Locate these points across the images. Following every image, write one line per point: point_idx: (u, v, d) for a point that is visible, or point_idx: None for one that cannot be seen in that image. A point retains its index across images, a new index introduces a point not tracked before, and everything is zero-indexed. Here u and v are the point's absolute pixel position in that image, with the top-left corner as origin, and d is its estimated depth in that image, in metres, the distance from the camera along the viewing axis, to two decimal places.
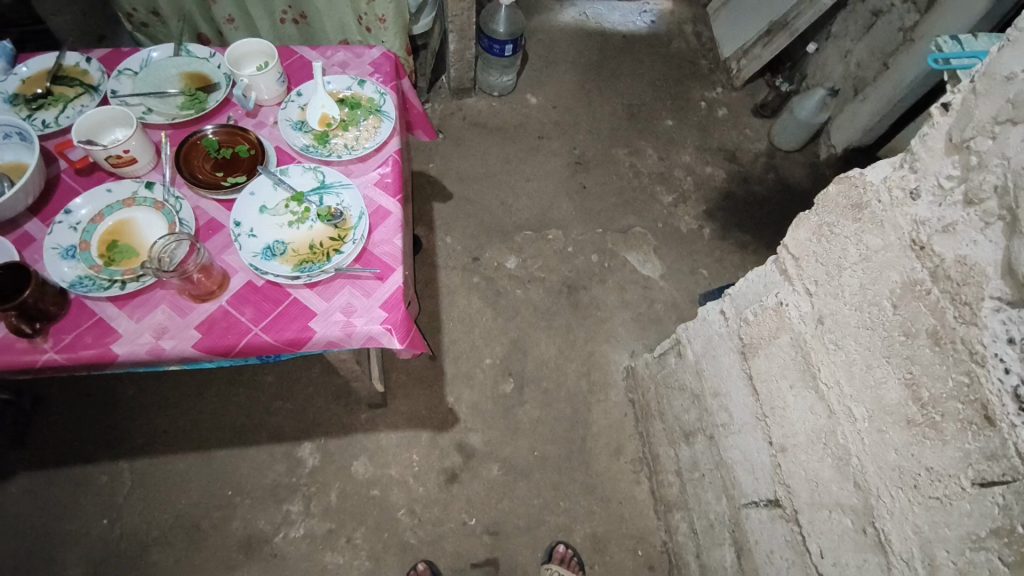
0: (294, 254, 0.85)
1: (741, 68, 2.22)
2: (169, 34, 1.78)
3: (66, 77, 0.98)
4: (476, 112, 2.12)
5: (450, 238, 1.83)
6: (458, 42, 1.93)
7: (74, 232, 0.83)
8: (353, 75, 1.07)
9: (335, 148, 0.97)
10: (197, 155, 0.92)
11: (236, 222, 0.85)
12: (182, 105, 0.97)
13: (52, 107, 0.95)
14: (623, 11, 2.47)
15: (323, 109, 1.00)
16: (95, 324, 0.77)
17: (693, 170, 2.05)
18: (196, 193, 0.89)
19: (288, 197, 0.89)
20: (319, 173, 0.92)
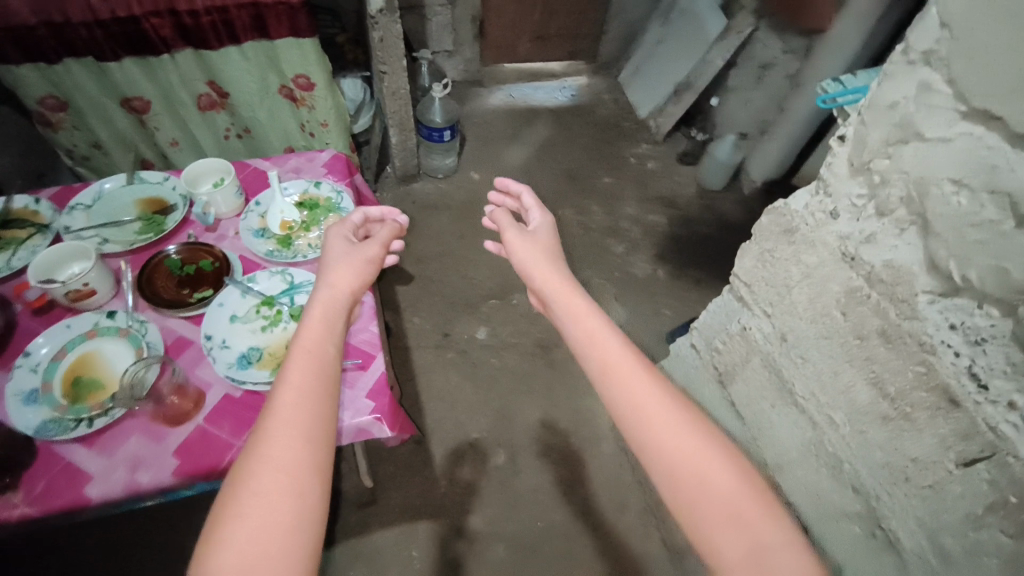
0: (270, 358, 0.84)
1: (660, 124, 2.45)
2: (110, 164, 1.80)
3: (16, 219, 0.98)
4: (425, 196, 2.21)
5: (418, 319, 1.84)
6: (399, 135, 2.03)
7: (35, 374, 0.80)
8: (308, 178, 1.12)
9: (300, 248, 0.99)
10: (159, 277, 0.91)
11: (207, 336, 0.84)
12: (140, 230, 0.98)
13: (4, 251, 0.94)
14: (546, 88, 2.69)
15: (283, 214, 1.03)
16: (66, 468, 0.73)
17: (638, 219, 2.19)
18: (161, 314, 0.88)
19: (257, 302, 0.89)
20: (286, 274, 0.93)
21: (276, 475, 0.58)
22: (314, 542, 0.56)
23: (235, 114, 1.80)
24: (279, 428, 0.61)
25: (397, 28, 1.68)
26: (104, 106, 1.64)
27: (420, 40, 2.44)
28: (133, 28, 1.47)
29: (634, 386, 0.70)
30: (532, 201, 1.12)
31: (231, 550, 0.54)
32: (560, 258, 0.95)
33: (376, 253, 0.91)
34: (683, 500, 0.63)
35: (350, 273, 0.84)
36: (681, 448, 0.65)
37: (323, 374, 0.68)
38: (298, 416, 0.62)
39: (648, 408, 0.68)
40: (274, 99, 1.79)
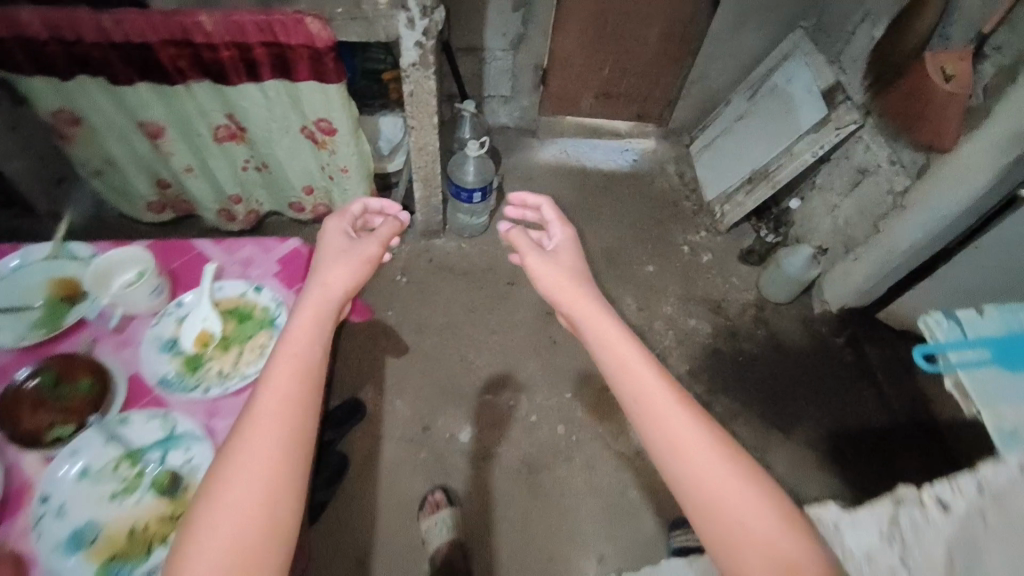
0: (105, 543, 0.70)
1: (725, 213, 2.12)
2: (124, 181, 1.76)
3: None
4: (444, 254, 2.03)
5: (400, 402, 1.67)
6: (424, 190, 1.85)
7: None
8: (253, 277, 0.94)
9: (205, 376, 0.82)
10: (26, 396, 0.77)
11: (42, 499, 0.70)
12: (37, 322, 0.84)
13: None
14: (604, 149, 2.46)
15: (201, 326, 0.86)
16: None
17: (676, 324, 1.91)
18: (13, 450, 0.74)
19: (119, 456, 0.75)
20: (166, 420, 0.77)
21: (261, 468, 0.66)
22: (286, 529, 0.65)
23: (253, 147, 1.70)
24: (263, 427, 0.69)
25: (431, 86, 1.52)
26: (121, 129, 1.59)
27: (475, 82, 2.27)
28: (148, 56, 1.41)
29: (678, 431, 0.69)
30: (552, 211, 1.10)
31: (214, 534, 0.62)
32: (584, 279, 0.96)
33: (371, 248, 0.97)
34: (729, 546, 0.63)
35: (342, 274, 0.91)
36: (728, 495, 0.65)
37: (308, 375, 0.75)
38: (280, 416, 0.70)
39: (697, 451, 0.68)
40: (295, 141, 1.68)
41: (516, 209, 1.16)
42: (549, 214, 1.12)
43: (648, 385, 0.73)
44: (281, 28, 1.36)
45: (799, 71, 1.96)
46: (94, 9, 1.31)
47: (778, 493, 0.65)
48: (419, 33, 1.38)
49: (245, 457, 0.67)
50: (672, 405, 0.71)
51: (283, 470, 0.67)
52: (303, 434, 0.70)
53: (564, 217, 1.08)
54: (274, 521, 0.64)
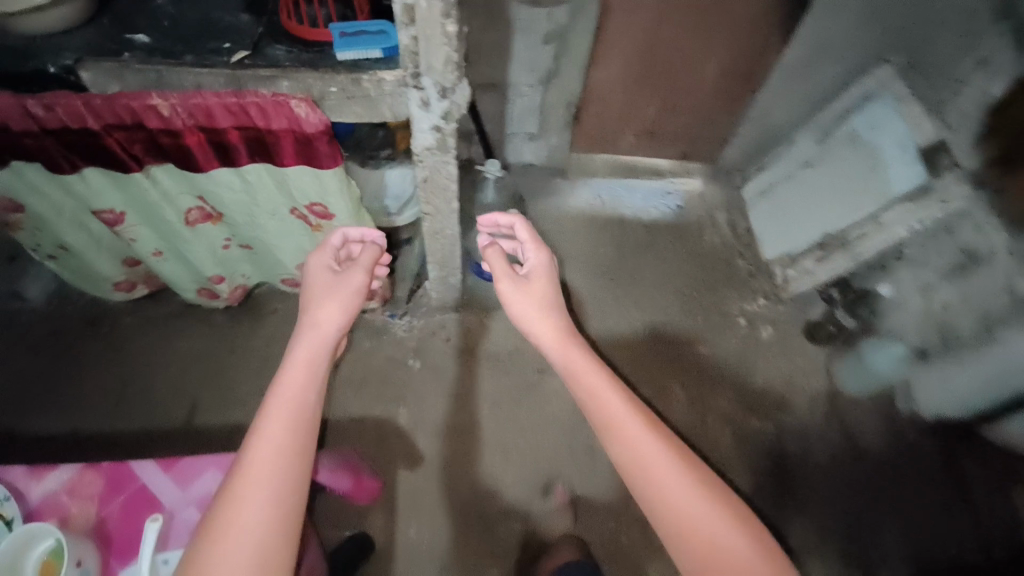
0: None
1: (789, 277, 1.83)
2: (86, 264, 1.49)
3: None
4: (463, 333, 1.77)
5: (415, 531, 1.46)
6: (441, 270, 1.60)
7: None
8: None
9: None
10: None
11: None
12: None
13: None
14: (646, 192, 2.15)
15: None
16: None
17: (736, 423, 1.64)
18: None
19: None
20: None
21: (273, 458, 0.81)
22: (295, 527, 0.78)
23: (232, 226, 1.42)
24: (274, 440, 0.82)
25: (450, 171, 1.24)
26: (77, 215, 1.33)
27: (497, 121, 1.96)
28: (91, 143, 1.12)
29: (614, 414, 0.90)
30: (526, 233, 1.22)
31: (240, 517, 0.75)
32: (557, 304, 1.11)
33: (357, 276, 1.13)
34: (648, 489, 0.83)
35: (335, 313, 1.04)
36: (649, 456, 0.84)
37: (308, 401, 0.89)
38: (285, 429, 0.84)
39: (625, 422, 0.88)
40: (282, 220, 1.41)
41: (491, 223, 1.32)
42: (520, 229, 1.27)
43: (584, 374, 0.96)
44: (258, 110, 1.09)
45: (885, 117, 1.59)
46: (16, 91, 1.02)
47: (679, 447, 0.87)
48: (437, 115, 1.11)
49: (256, 460, 0.80)
50: (618, 398, 0.92)
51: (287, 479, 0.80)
52: (304, 450, 0.84)
53: (539, 240, 1.22)
54: (287, 519, 0.78)
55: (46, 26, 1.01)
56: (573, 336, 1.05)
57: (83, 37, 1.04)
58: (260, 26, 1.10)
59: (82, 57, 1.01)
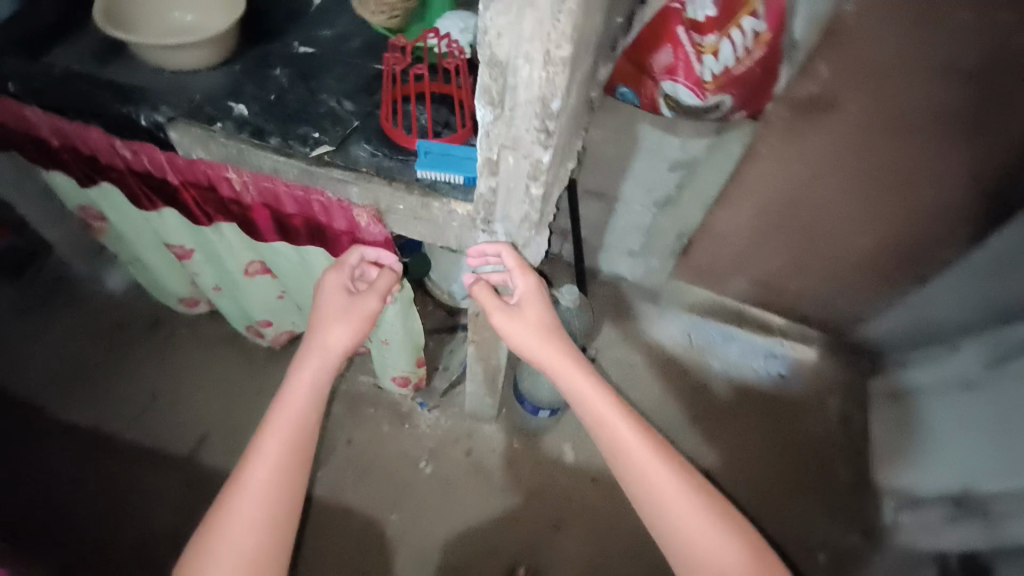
0: None
1: (901, 521, 1.52)
2: (151, 276, 1.51)
3: None
4: (486, 450, 1.61)
5: None
6: (482, 386, 1.46)
7: None
8: None
9: None
10: None
11: None
12: None
13: None
14: (745, 345, 1.84)
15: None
16: None
17: None
18: None
19: None
20: None
21: (280, 466, 0.92)
22: (281, 541, 0.88)
23: (285, 286, 1.36)
24: (269, 458, 0.92)
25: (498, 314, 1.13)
26: (147, 239, 1.33)
27: (597, 228, 1.76)
28: (168, 191, 1.13)
29: (660, 491, 0.86)
30: (513, 263, 0.94)
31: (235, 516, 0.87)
32: (561, 335, 0.99)
33: (371, 297, 1.08)
34: (649, 500, 0.87)
35: (345, 332, 1.06)
36: (646, 463, 0.88)
37: (307, 421, 0.97)
38: (277, 450, 0.93)
39: (625, 433, 0.90)
40: None
41: (477, 258, 0.99)
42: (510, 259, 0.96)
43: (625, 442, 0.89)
44: (322, 209, 1.04)
45: None
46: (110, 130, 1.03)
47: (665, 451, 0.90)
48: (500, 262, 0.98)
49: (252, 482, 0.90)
50: (667, 473, 0.87)
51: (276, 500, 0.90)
52: (299, 468, 0.94)
53: (527, 265, 0.96)
54: (272, 538, 0.88)
55: (177, 64, 1.06)
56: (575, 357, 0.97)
57: (192, 93, 1.05)
58: (357, 119, 1.03)
59: (175, 118, 1.00)
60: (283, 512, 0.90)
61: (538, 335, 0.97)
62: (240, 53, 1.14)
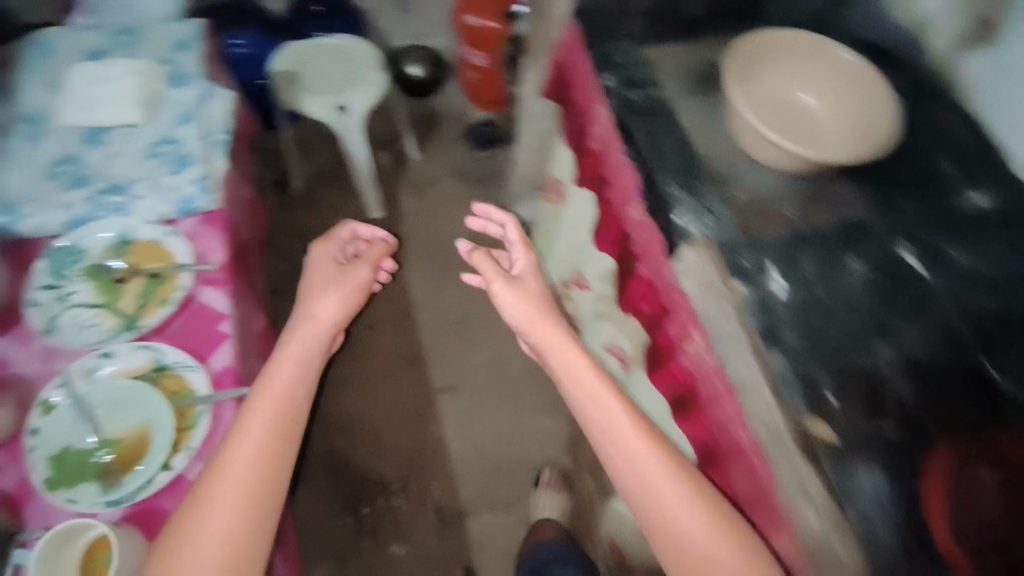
0: None
1: None
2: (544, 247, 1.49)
3: (156, 286, 0.82)
4: None
5: None
6: None
7: None
8: None
9: None
10: None
11: None
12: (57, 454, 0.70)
13: (127, 295, 0.82)
14: None
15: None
16: None
17: None
18: None
19: None
20: None
21: (261, 432, 0.72)
22: (272, 486, 0.70)
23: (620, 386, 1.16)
24: (258, 414, 0.73)
25: None
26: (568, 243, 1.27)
27: None
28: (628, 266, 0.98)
29: (636, 457, 0.79)
30: (513, 231, 1.16)
31: (222, 472, 0.68)
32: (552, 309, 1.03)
33: (350, 278, 0.97)
34: (662, 522, 0.75)
35: (332, 304, 0.92)
36: (648, 475, 0.77)
37: (298, 393, 0.78)
38: (272, 414, 0.74)
39: (628, 455, 0.80)
40: None
41: (478, 219, 1.24)
42: (510, 231, 1.18)
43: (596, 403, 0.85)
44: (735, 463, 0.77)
45: None
46: (646, 165, 0.88)
47: (681, 473, 0.77)
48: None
49: (241, 450, 0.70)
50: (638, 444, 0.80)
51: (259, 488, 0.69)
52: (293, 418, 0.76)
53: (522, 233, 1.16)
54: (252, 530, 0.67)
55: (771, 160, 0.88)
56: (599, 377, 0.88)
57: (748, 204, 0.85)
58: (892, 424, 0.67)
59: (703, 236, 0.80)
60: (272, 468, 0.71)
61: (535, 307, 1.01)
62: (832, 200, 0.87)
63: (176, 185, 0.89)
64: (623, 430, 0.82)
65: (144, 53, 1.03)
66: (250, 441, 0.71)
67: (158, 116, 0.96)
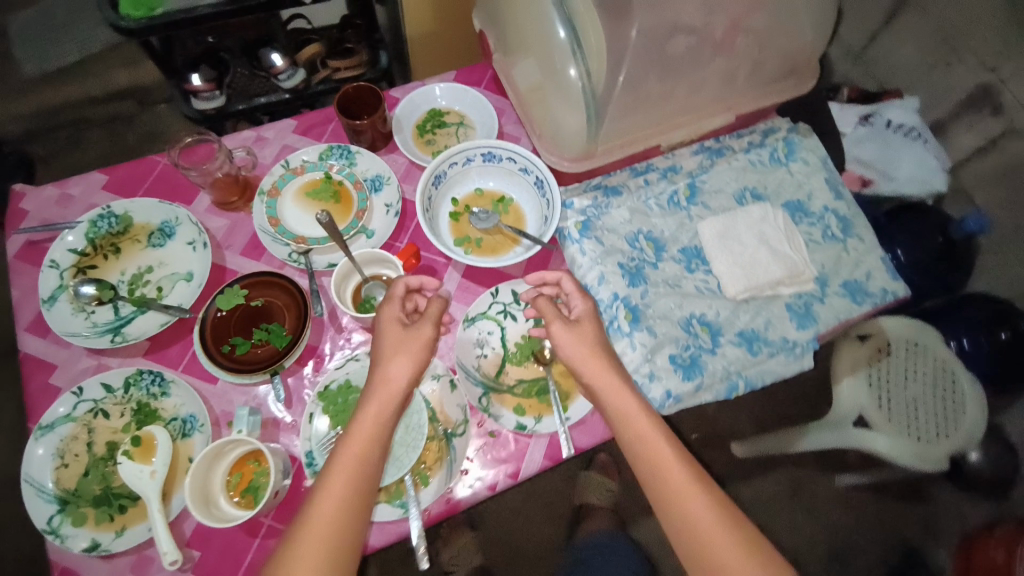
0: (130, 225, 0.79)
1: None
2: None
3: (535, 395, 0.76)
4: None
5: None
6: None
7: (377, 197, 0.84)
8: (119, 547, 0.65)
9: (117, 397, 0.71)
10: (288, 312, 0.75)
11: (202, 250, 0.78)
12: (353, 382, 0.74)
13: (522, 369, 0.78)
14: None
15: (158, 506, 0.64)
16: (322, 129, 0.89)
17: None
18: (274, 266, 0.79)
19: (156, 289, 0.76)
20: (121, 335, 0.73)
21: (333, 511, 0.59)
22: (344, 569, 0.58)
23: None
24: (337, 482, 0.60)
25: None
26: None
27: None
28: None
29: (657, 455, 0.63)
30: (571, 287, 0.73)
31: (292, 563, 0.57)
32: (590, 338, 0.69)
33: (420, 338, 0.68)
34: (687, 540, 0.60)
35: (405, 368, 0.66)
36: (674, 488, 0.62)
37: (373, 456, 0.62)
38: (357, 457, 0.61)
39: (640, 439, 0.64)
40: None
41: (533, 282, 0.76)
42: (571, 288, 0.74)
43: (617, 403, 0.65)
44: None
45: None
46: None
47: (696, 475, 0.62)
48: None
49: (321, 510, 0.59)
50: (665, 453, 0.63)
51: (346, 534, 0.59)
52: (368, 486, 0.61)
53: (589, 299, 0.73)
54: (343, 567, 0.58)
55: None
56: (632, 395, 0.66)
57: None
58: None
59: None
60: (339, 554, 0.58)
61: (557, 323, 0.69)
62: None
63: (658, 367, 0.77)
64: (644, 440, 0.64)
65: (824, 250, 0.87)
66: (324, 522, 0.58)
67: (742, 305, 0.83)
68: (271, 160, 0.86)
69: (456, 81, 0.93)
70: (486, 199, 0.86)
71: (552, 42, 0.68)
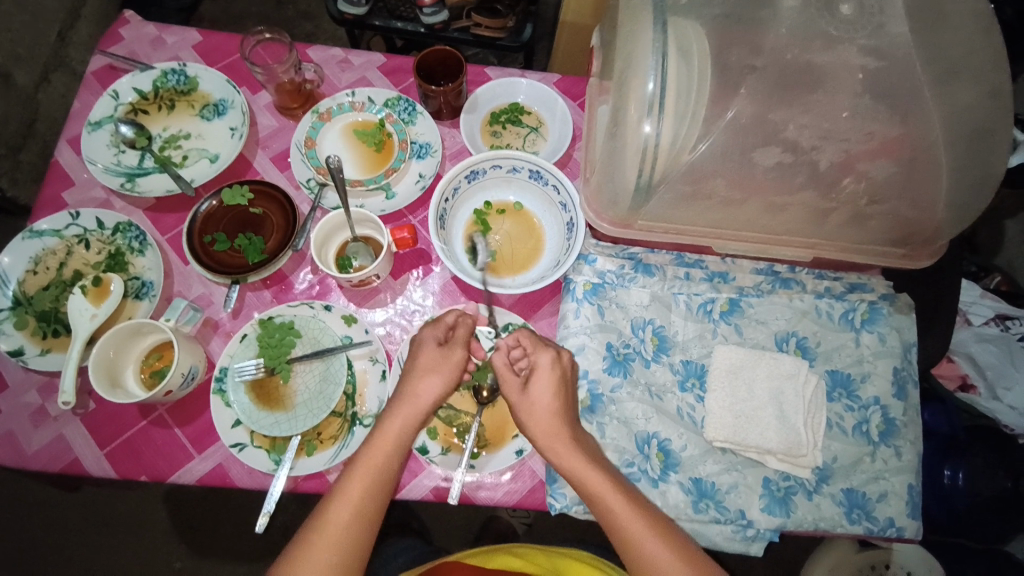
0: (193, 90, 0.82)
1: None
2: None
3: (457, 427, 0.71)
4: None
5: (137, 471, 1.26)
6: None
7: (413, 163, 0.81)
8: (35, 365, 0.68)
9: (101, 236, 0.75)
10: (277, 231, 0.75)
11: (237, 139, 0.79)
12: (293, 326, 0.72)
13: (458, 397, 0.72)
14: None
15: (81, 347, 0.66)
16: (404, 77, 0.86)
17: None
18: (291, 184, 0.80)
19: (182, 156, 0.79)
20: (133, 183, 0.76)
21: (348, 517, 0.58)
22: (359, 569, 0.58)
23: None
24: (351, 493, 0.59)
25: None
26: None
27: None
28: None
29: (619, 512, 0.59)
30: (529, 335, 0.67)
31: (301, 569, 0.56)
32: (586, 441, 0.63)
33: (451, 364, 0.65)
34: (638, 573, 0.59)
35: (436, 383, 0.64)
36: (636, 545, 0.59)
37: (399, 455, 0.61)
38: (375, 466, 0.60)
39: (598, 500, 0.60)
40: None
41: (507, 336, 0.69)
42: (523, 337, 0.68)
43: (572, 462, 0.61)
44: None
45: None
46: None
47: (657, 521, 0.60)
48: None
49: (339, 514, 0.58)
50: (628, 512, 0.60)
51: (365, 537, 0.58)
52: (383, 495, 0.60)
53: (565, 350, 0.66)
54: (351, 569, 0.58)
55: None
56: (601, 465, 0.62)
57: None
58: None
59: None
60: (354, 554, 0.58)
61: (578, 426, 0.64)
62: None
63: None
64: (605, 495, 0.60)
65: (844, 441, 0.73)
66: (339, 527, 0.58)
67: (716, 453, 0.71)
68: (344, 85, 0.85)
69: (555, 85, 0.86)
70: (514, 217, 0.81)
71: (635, 91, 0.59)
